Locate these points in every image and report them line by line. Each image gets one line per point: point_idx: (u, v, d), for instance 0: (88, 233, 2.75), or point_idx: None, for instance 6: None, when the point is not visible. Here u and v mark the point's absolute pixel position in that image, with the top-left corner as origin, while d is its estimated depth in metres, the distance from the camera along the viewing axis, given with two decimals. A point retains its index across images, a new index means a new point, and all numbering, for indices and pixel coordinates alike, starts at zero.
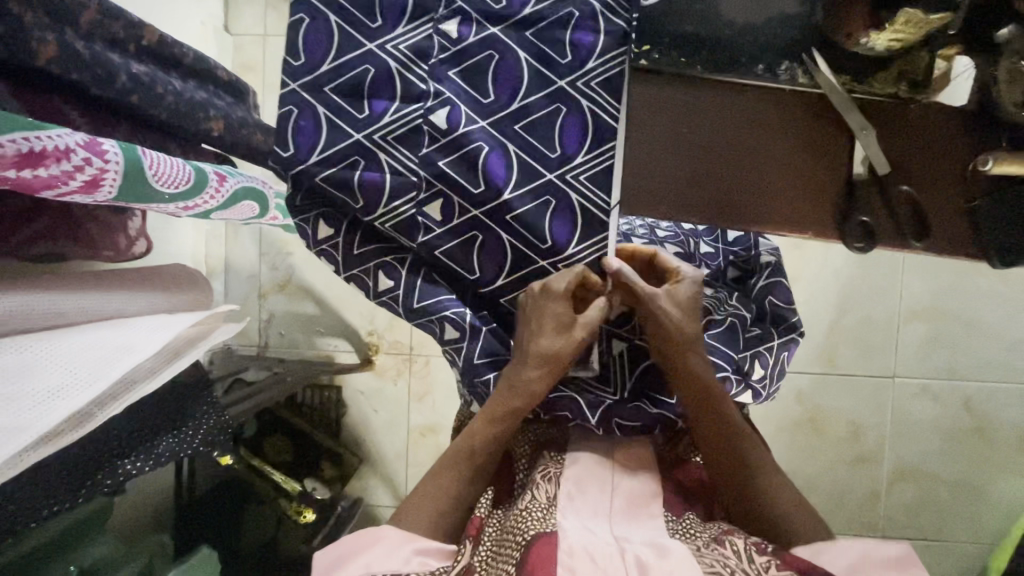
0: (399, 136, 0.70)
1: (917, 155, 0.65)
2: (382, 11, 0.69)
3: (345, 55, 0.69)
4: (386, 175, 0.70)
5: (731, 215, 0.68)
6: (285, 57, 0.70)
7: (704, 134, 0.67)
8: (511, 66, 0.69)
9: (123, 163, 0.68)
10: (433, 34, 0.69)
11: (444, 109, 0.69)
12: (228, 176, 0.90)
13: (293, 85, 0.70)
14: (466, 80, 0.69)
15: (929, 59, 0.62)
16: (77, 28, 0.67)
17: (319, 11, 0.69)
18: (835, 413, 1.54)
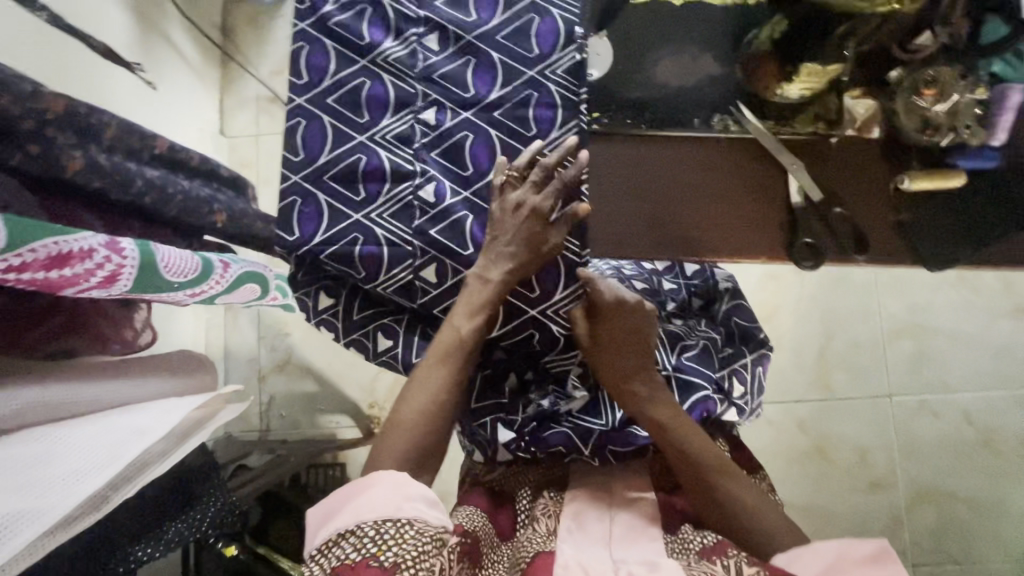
0: (393, 213, 0.79)
1: (846, 180, 0.73)
2: (368, 108, 0.80)
3: (340, 148, 0.80)
4: (384, 248, 0.79)
5: (691, 249, 0.75)
6: (286, 154, 0.80)
7: (657, 182, 0.76)
8: (483, 141, 0.79)
9: (138, 258, 0.75)
10: (414, 123, 0.80)
11: (431, 184, 0.79)
12: (231, 263, 0.98)
13: (295, 177, 0.80)
14: (446, 158, 0.80)
15: (838, 102, 0.73)
16: (100, 143, 0.77)
17: (314, 115, 0.80)
18: (838, 437, 1.55)
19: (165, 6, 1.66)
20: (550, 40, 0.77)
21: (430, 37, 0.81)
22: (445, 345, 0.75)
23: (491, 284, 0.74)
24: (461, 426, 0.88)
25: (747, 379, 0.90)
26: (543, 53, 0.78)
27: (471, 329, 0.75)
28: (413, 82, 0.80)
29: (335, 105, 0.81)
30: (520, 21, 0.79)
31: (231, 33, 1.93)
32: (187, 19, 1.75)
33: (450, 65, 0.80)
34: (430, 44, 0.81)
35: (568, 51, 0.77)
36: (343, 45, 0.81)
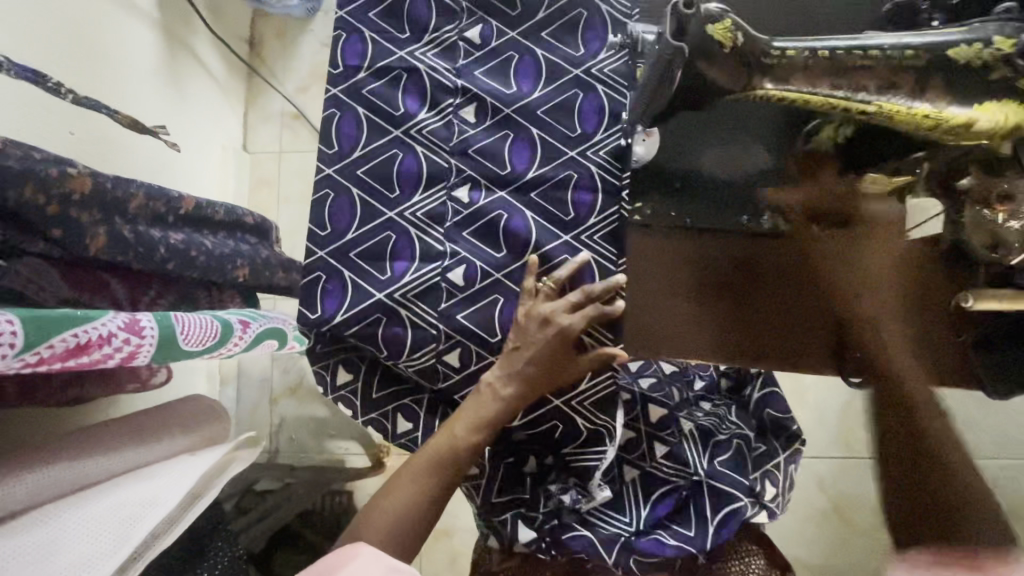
0: (416, 294, 0.76)
1: (904, 289, 0.69)
2: (399, 183, 0.78)
3: (368, 225, 0.77)
4: (406, 327, 0.77)
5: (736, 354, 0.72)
6: (313, 228, 0.78)
7: (700, 281, 0.73)
8: (519, 222, 0.75)
9: (157, 335, 0.75)
10: (446, 200, 0.77)
11: (461, 267, 0.76)
12: (251, 321, 0.96)
13: (320, 252, 0.77)
14: (477, 237, 0.77)
15: (898, 207, 0.69)
16: (125, 215, 0.77)
17: (343, 187, 0.78)
18: (860, 500, 1.49)
19: (193, 23, 1.64)
20: (594, 120, 0.75)
21: (467, 108, 0.78)
22: (436, 452, 0.73)
23: (502, 401, 0.73)
24: (479, 509, 0.86)
25: (780, 481, 0.88)
26: (585, 132, 0.75)
27: (469, 442, 0.73)
28: (448, 156, 0.77)
29: (364, 177, 0.78)
30: (564, 96, 0.76)
31: (259, 46, 1.90)
32: (216, 36, 1.73)
33: (486, 139, 0.77)
34: (466, 116, 0.78)
35: (612, 134, 0.74)
36: (376, 115, 0.79)
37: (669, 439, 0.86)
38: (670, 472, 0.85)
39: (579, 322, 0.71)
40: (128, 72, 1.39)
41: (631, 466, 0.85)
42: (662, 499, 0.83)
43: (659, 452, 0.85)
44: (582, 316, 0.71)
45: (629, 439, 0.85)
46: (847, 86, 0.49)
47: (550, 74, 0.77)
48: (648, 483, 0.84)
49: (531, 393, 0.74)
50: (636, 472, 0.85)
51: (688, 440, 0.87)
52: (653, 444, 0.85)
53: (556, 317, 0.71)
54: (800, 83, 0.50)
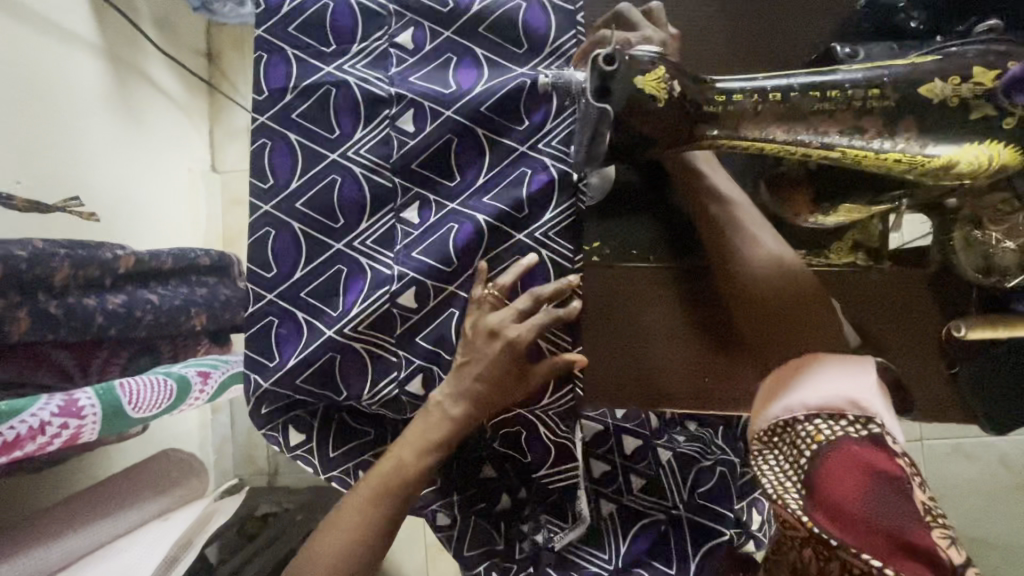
0: (368, 327, 0.71)
1: (890, 324, 0.64)
2: (343, 212, 0.72)
3: (315, 261, 0.72)
4: (363, 357, 0.72)
5: (707, 399, 0.69)
6: (256, 270, 0.73)
7: (663, 323, 0.69)
8: (468, 228, 0.69)
9: (100, 411, 0.72)
10: (395, 223, 0.71)
11: (410, 290, 0.70)
12: (213, 370, 0.92)
13: (268, 296, 0.72)
14: (429, 256, 0.70)
15: (881, 227, 0.63)
16: (50, 289, 0.73)
17: (282, 223, 0.72)
18: (943, 490, 1.27)
19: (143, 45, 1.56)
20: (541, 110, 0.68)
21: (405, 116, 0.70)
22: (384, 475, 0.69)
23: (450, 421, 0.68)
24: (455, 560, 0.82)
25: (765, 509, 0.91)
26: (533, 124, 0.69)
27: (417, 466, 0.68)
28: (390, 174, 0.71)
29: (305, 210, 0.72)
30: (507, 88, 0.68)
31: (218, 58, 1.81)
32: (169, 56, 1.65)
33: (430, 148, 0.70)
34: (404, 126, 0.70)
35: (563, 122, 0.68)
36: (309, 140, 0.72)
37: (645, 471, 0.84)
38: (646, 503, 0.83)
39: (528, 333, 0.65)
40: (75, 113, 1.33)
41: (609, 501, 0.82)
42: (642, 534, 0.81)
43: (636, 484, 0.83)
44: (529, 325, 0.65)
45: (604, 472, 0.83)
46: (805, 131, 0.42)
47: (492, 73, 0.69)
48: (626, 518, 0.81)
49: (486, 411, 0.68)
50: (614, 506, 0.82)
51: (666, 471, 0.85)
52: (629, 476, 0.84)
53: (504, 328, 0.66)
54: (753, 129, 0.43)
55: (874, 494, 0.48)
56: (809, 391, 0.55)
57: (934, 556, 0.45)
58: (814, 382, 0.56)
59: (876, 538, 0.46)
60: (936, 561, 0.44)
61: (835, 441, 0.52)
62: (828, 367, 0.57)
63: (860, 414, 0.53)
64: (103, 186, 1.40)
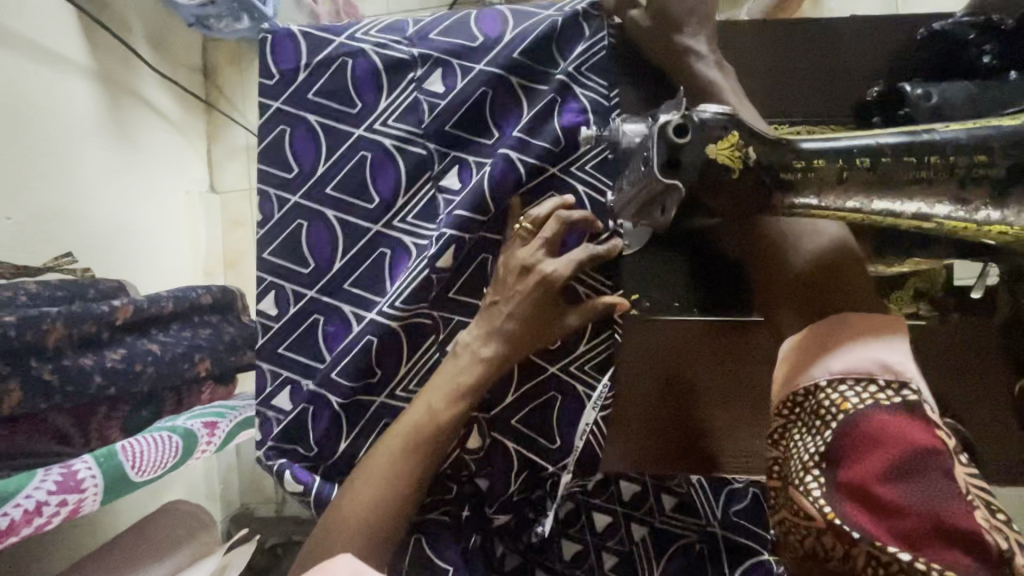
0: (408, 304, 0.81)
1: (964, 386, 0.60)
2: (375, 193, 0.84)
3: (353, 245, 0.85)
4: (400, 334, 0.83)
5: (729, 449, 0.73)
6: (296, 265, 0.86)
7: (690, 374, 0.72)
8: (503, 166, 0.80)
9: (101, 483, 0.67)
10: (436, 192, 0.84)
11: (449, 250, 0.80)
12: (219, 419, 0.87)
13: (311, 292, 0.86)
14: (465, 209, 0.80)
15: (944, 275, 0.58)
16: (44, 353, 0.67)
17: (315, 216, 0.86)
18: None
19: (137, 66, 1.50)
20: (573, 40, 0.80)
21: (432, 77, 0.82)
22: (412, 426, 0.65)
23: (485, 363, 0.67)
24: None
25: None
26: (565, 59, 0.80)
27: (450, 413, 0.65)
28: (423, 141, 0.83)
29: (334, 193, 0.85)
30: (535, 30, 0.80)
31: (214, 75, 1.75)
32: (164, 76, 1.58)
33: (460, 98, 0.82)
34: (433, 88, 0.82)
35: (595, 45, 0.79)
36: (330, 118, 0.85)
37: (677, 490, 0.81)
38: (681, 526, 0.78)
39: (566, 269, 0.66)
40: (66, 144, 1.27)
41: (640, 523, 0.78)
42: (678, 550, 0.76)
43: (668, 505, 0.80)
44: (565, 261, 0.66)
45: (635, 492, 0.82)
46: (893, 199, 0.39)
47: (514, 17, 0.81)
48: (661, 539, 0.77)
49: (518, 353, 0.68)
50: (646, 528, 0.78)
51: (698, 493, 0.81)
52: (661, 496, 0.81)
53: (538, 264, 0.67)
54: (834, 195, 0.39)
55: (910, 477, 0.40)
56: (840, 357, 0.46)
57: (973, 536, 0.38)
58: (851, 351, 0.46)
59: (905, 519, 0.39)
60: (973, 540, 0.38)
61: (862, 411, 0.43)
62: (871, 339, 0.47)
63: (893, 378, 0.44)
64: (98, 210, 1.34)
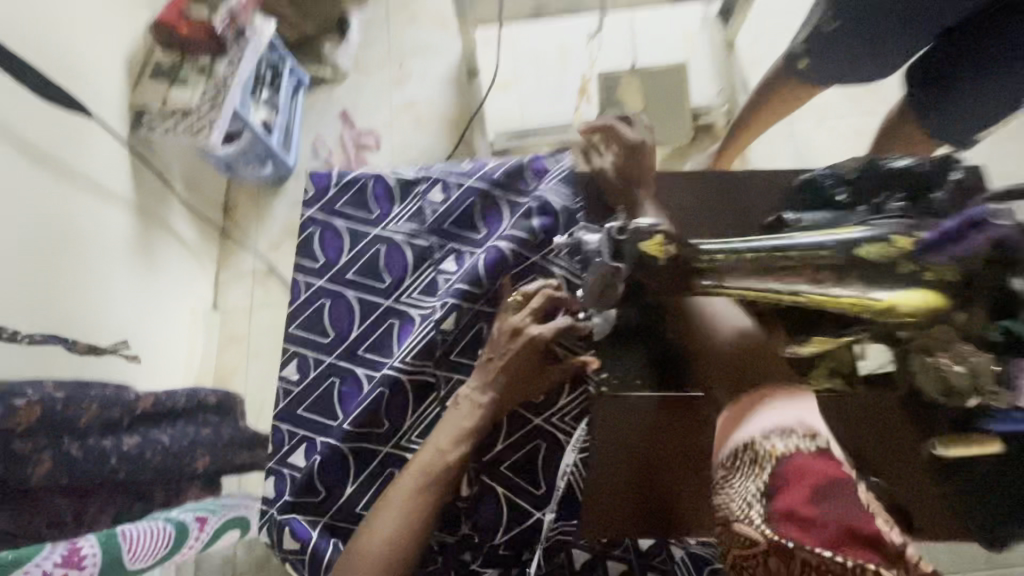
0: (414, 360, 0.97)
1: (872, 445, 0.74)
2: (386, 275, 1.04)
3: (367, 320, 1.03)
4: (405, 388, 0.97)
5: (694, 511, 0.80)
6: (318, 336, 1.03)
7: (655, 446, 0.80)
8: (493, 254, 0.98)
9: (100, 562, 0.69)
10: (437, 274, 1.03)
11: (450, 315, 0.97)
12: (209, 515, 0.91)
13: (331, 357, 1.01)
14: (463, 284, 0.98)
15: (849, 354, 0.72)
16: (76, 430, 0.72)
17: (338, 295, 1.03)
18: None
19: (169, 200, 1.71)
20: (541, 166, 1.04)
21: (433, 191, 1.05)
22: (424, 468, 0.75)
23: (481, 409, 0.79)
24: None
25: None
26: (537, 178, 1.03)
27: (454, 452, 0.76)
28: (426, 236, 1.04)
29: (353, 278, 1.04)
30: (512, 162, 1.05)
31: (232, 210, 2.00)
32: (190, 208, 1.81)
33: (456, 206, 1.04)
34: (434, 198, 1.05)
35: (561, 168, 1.02)
36: (352, 221, 1.05)
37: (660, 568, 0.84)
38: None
39: (549, 331, 0.78)
40: (104, 263, 1.42)
41: None
42: None
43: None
44: (550, 326, 0.79)
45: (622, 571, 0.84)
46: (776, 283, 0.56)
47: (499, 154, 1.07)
48: None
49: (509, 397, 0.81)
50: None
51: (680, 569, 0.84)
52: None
53: (525, 327, 0.80)
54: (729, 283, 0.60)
55: (827, 500, 0.49)
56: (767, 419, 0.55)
57: (876, 539, 0.47)
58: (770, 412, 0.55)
59: (825, 530, 0.48)
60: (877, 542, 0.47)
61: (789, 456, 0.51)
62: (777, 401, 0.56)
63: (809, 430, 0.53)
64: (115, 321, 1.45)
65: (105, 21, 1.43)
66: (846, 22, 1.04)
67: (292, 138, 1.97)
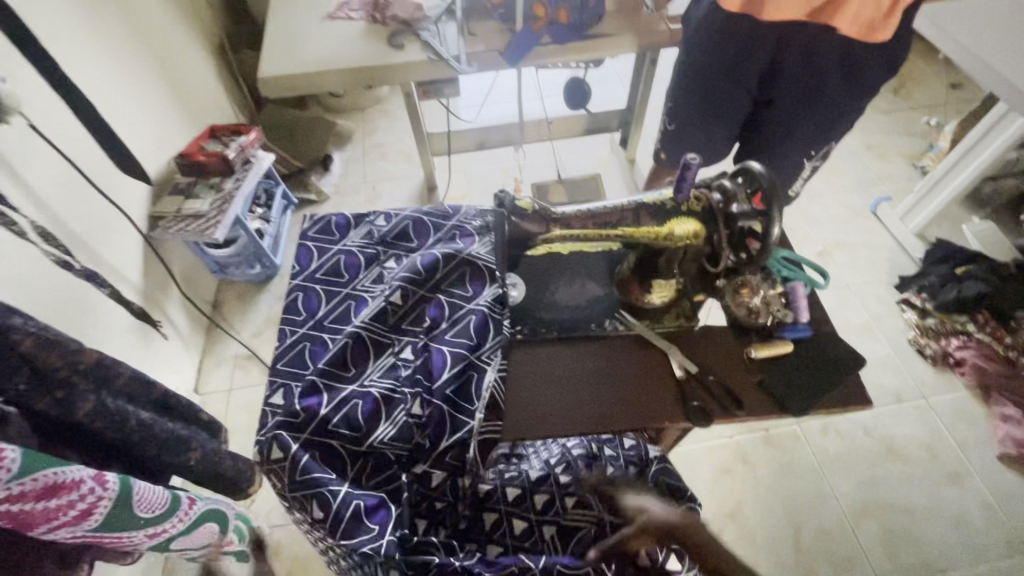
0: (373, 319, 1.15)
1: (714, 359, 0.99)
2: (345, 271, 1.29)
3: (332, 304, 1.23)
4: (367, 343, 1.13)
5: (605, 423, 0.93)
6: (291, 315, 1.20)
7: (562, 374, 0.99)
8: (427, 256, 1.21)
9: (117, 492, 0.83)
10: (381, 270, 1.30)
11: (395, 293, 1.17)
12: (196, 499, 1.04)
13: (301, 328, 1.18)
14: (407, 271, 1.19)
15: (688, 303, 1.04)
16: (110, 389, 0.91)
17: (308, 288, 1.25)
18: (860, 544, 1.73)
19: (169, 289, 1.97)
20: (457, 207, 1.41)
21: (379, 219, 1.39)
22: None
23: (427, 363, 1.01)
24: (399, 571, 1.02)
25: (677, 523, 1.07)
26: (456, 211, 1.40)
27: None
28: (372, 247, 1.34)
29: (319, 277, 1.27)
30: (440, 207, 1.42)
31: (221, 307, 2.27)
32: (186, 300, 2.07)
33: (399, 230, 1.37)
34: (380, 223, 1.38)
35: (478, 210, 1.40)
36: (318, 241, 1.32)
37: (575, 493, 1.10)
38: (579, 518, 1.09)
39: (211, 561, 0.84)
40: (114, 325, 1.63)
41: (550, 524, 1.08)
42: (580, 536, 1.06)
43: (570, 504, 1.09)
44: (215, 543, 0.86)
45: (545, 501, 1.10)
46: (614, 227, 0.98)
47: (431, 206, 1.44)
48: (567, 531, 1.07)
49: None
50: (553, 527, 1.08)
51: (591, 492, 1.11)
52: (563, 499, 1.10)
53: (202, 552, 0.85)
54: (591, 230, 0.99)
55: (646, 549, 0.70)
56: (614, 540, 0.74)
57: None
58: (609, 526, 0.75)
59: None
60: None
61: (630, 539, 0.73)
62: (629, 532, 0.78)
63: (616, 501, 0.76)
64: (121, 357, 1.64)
65: (142, 148, 1.84)
66: (679, 125, 1.49)
67: (279, 247, 2.34)
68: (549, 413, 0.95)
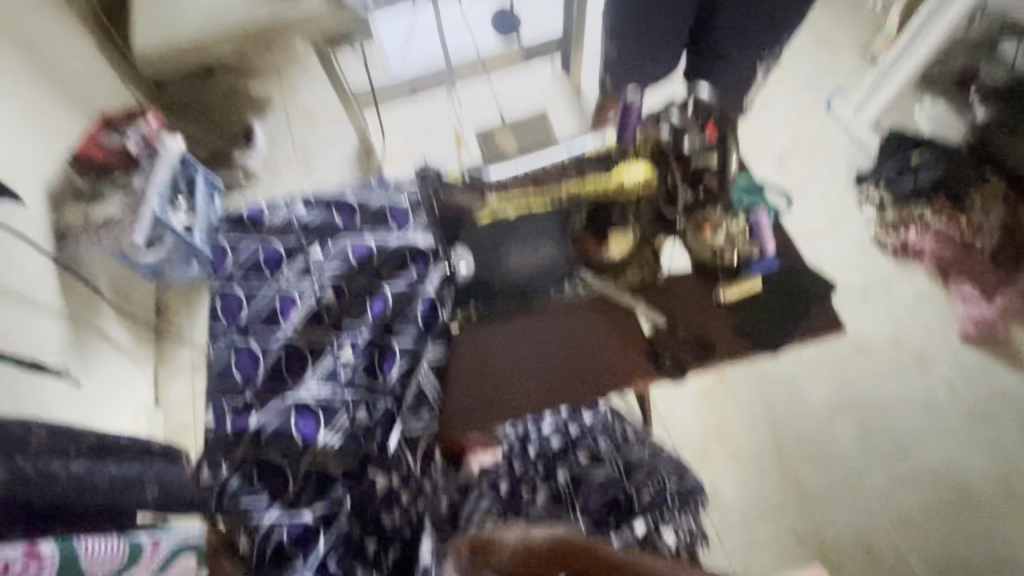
0: (305, 325, 1.17)
1: (686, 308, 0.94)
2: (268, 267, 1.24)
3: (257, 306, 1.20)
4: (303, 350, 1.15)
5: (578, 393, 0.89)
6: (214, 321, 1.19)
7: (526, 350, 0.93)
8: (360, 244, 1.21)
9: (58, 560, 0.75)
10: (307, 260, 1.23)
11: (329, 293, 1.17)
12: (162, 536, 0.87)
13: (224, 333, 1.17)
14: (336, 270, 1.20)
15: (650, 251, 0.97)
16: (26, 451, 0.81)
17: (231, 293, 1.21)
18: (836, 440, 1.81)
19: (98, 305, 1.80)
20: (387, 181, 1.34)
21: (299, 204, 1.31)
22: None
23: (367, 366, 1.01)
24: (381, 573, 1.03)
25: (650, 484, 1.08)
26: (386, 184, 1.32)
27: None
28: (296, 234, 1.27)
29: (241, 278, 1.24)
30: (366, 183, 1.34)
31: (165, 312, 2.11)
32: (122, 313, 1.91)
33: (321, 216, 1.29)
34: (300, 211, 1.30)
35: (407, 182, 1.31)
36: (238, 241, 1.28)
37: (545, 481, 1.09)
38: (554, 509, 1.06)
39: None
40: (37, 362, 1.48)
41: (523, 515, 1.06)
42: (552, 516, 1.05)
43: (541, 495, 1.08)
44: None
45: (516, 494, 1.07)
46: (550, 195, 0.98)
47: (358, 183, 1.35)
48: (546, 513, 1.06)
49: None
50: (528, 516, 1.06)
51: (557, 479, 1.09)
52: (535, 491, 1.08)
53: None
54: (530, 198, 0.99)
55: None
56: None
57: None
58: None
59: None
60: None
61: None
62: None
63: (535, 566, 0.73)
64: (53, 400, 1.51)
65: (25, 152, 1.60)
66: (620, 43, 1.34)
67: None
68: (518, 392, 0.90)
